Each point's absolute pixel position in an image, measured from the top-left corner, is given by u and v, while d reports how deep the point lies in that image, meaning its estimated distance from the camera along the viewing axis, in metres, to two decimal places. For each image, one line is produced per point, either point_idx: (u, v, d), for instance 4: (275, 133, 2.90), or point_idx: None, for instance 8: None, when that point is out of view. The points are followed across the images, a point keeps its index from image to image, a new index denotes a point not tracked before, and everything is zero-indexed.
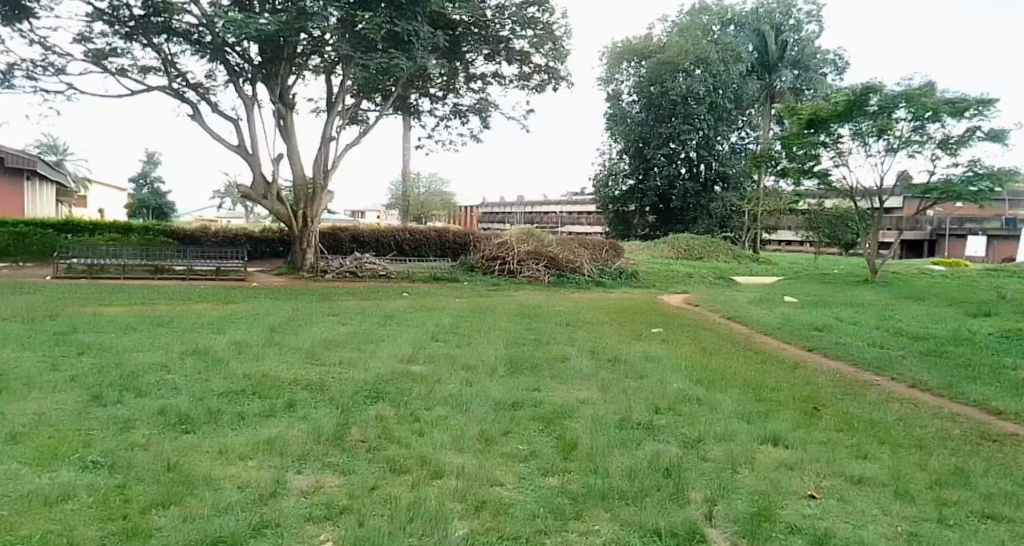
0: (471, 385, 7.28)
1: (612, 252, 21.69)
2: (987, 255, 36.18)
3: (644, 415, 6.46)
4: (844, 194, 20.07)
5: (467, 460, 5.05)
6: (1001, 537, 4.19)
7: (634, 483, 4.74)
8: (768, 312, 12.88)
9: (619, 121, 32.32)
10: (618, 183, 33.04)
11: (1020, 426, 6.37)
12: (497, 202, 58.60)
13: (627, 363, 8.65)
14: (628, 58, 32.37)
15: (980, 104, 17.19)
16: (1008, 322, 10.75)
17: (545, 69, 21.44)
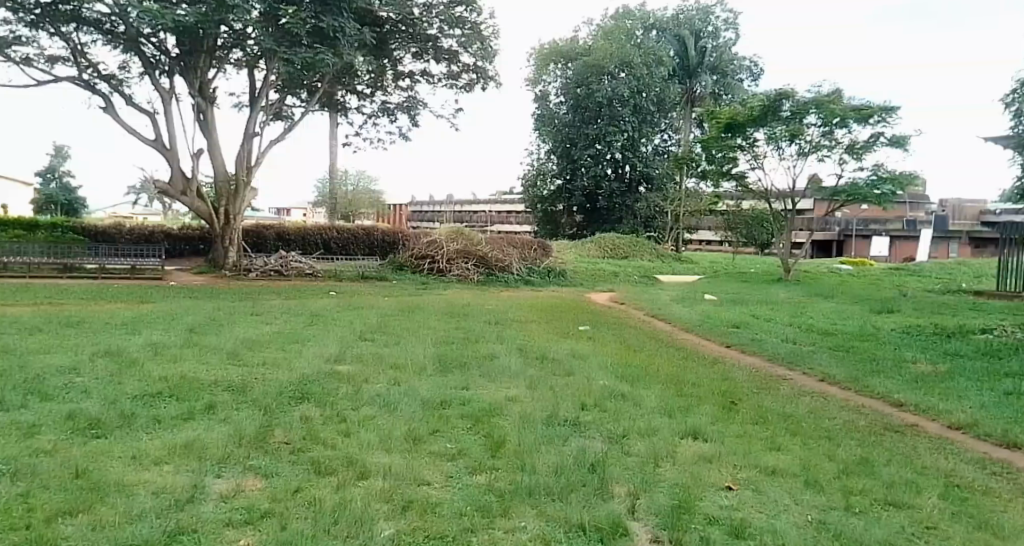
0: (399, 384, 7.26)
1: (540, 251, 21.90)
2: (888, 256, 38.37)
3: (571, 411, 6.59)
4: (759, 196, 20.87)
5: (393, 460, 5.04)
6: (900, 523, 4.46)
7: (560, 479, 4.83)
8: (688, 310, 13.29)
9: (546, 122, 32.70)
10: (545, 183, 33.40)
11: (919, 417, 6.79)
12: (427, 200, 58.28)
13: (554, 361, 8.78)
14: (555, 61, 32.77)
15: (883, 111, 18.18)
16: (909, 319, 11.43)
17: (473, 69, 21.47)
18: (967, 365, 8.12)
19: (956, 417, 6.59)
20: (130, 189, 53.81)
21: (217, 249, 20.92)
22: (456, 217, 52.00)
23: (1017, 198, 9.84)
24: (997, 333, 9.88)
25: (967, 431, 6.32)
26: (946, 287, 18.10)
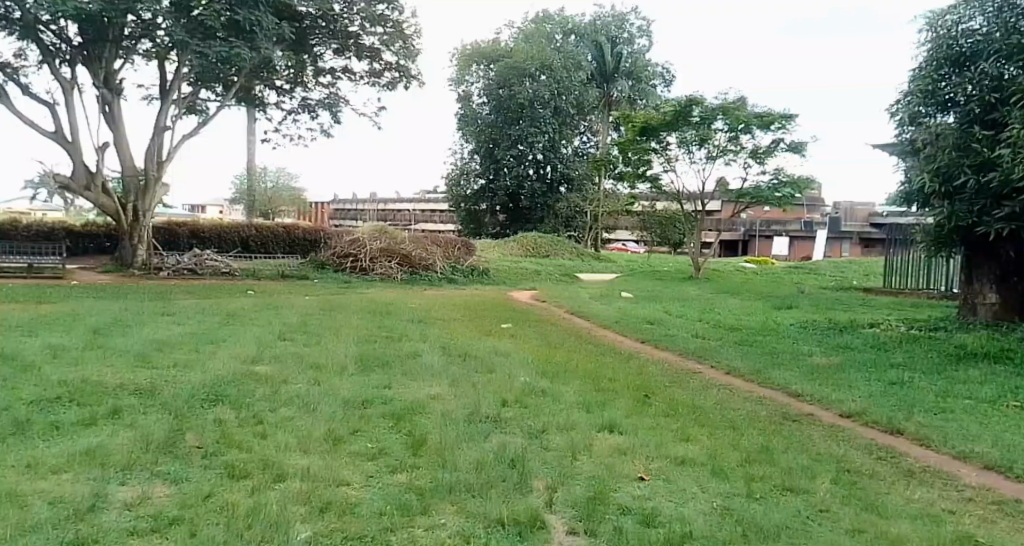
0: (318, 384, 7.20)
1: (464, 250, 21.83)
2: (789, 255, 40.83)
3: (492, 408, 6.70)
4: (671, 197, 21.57)
5: (312, 462, 5.01)
6: (797, 506, 4.76)
7: (480, 476, 4.92)
8: (606, 307, 13.63)
9: (469, 122, 32.73)
10: (468, 183, 33.56)
11: (815, 405, 7.23)
12: (349, 199, 57.50)
13: (476, 358, 8.89)
14: (478, 61, 32.87)
15: (783, 118, 19.07)
16: (808, 314, 12.11)
17: (396, 67, 21.33)
18: (859, 357, 8.68)
19: (848, 406, 7.04)
20: (27, 184, 50.73)
21: (125, 247, 20.06)
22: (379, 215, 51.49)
23: (901, 201, 10.57)
24: (884, 326, 10.59)
25: (858, 418, 6.77)
26: (841, 284, 19.18)
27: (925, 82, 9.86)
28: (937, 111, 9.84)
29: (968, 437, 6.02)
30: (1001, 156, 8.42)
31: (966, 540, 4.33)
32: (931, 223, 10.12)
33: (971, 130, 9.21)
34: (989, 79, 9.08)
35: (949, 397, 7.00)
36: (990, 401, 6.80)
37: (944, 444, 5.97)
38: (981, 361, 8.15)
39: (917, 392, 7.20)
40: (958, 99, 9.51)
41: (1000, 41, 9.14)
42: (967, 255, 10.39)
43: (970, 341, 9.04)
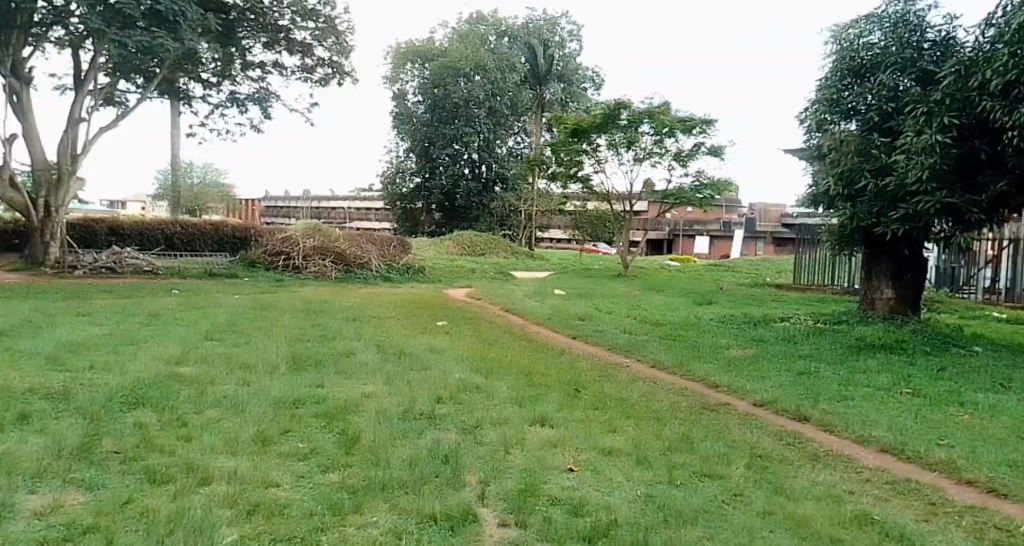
0: (248, 385, 7.21)
1: (399, 247, 21.86)
2: (709, 253, 42.34)
3: (426, 405, 6.84)
4: (601, 197, 22.07)
5: (239, 463, 5.06)
6: (714, 492, 5.07)
7: (414, 473, 5.04)
8: (540, 304, 13.93)
9: (404, 120, 32.66)
10: (404, 181, 33.51)
11: (731, 395, 7.65)
12: (281, 197, 56.35)
13: (412, 355, 9.00)
14: (412, 60, 32.83)
15: (704, 122, 19.96)
16: (728, 309, 12.70)
17: (329, 63, 21.16)
18: (772, 348, 9.21)
19: (760, 395, 7.48)
20: None
21: (36, 246, 19.30)
22: (313, 214, 50.76)
23: (809, 203, 11.20)
24: (794, 320, 11.22)
25: (768, 406, 7.22)
26: (757, 281, 20.07)
27: (830, 92, 10.47)
28: (842, 118, 10.48)
29: (869, 421, 6.48)
30: (897, 163, 9.12)
31: (864, 518, 4.69)
32: (836, 223, 10.75)
33: (871, 137, 9.89)
34: (887, 90, 9.72)
35: (853, 385, 7.50)
36: (889, 388, 7.33)
37: (848, 429, 6.41)
38: (881, 352, 8.76)
39: (825, 381, 7.69)
40: (860, 108, 10.14)
41: (895, 55, 9.77)
42: (866, 255, 11.05)
43: (871, 332, 9.68)
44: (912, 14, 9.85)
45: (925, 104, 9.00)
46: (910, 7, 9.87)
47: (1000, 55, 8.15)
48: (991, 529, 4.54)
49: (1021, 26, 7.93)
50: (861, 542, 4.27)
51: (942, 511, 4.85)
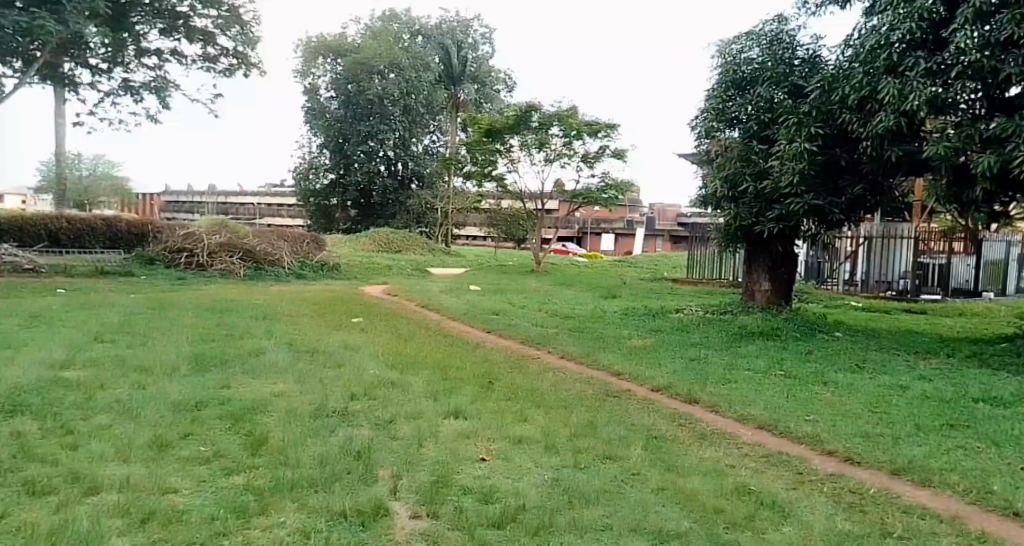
0: (145, 390, 6.97)
1: (313, 244, 21.77)
2: (614, 249, 43.97)
3: (339, 402, 6.80)
4: (515, 196, 22.64)
5: (131, 471, 4.78)
6: (618, 474, 5.23)
7: (325, 470, 4.91)
8: (455, 299, 14.26)
9: (316, 115, 32.56)
10: (318, 177, 33.28)
11: (632, 383, 8.17)
12: (182, 190, 54.43)
13: (324, 354, 9.10)
14: (324, 55, 32.58)
15: (608, 127, 20.74)
16: (631, 303, 13.41)
17: (233, 53, 20.90)
18: (667, 337, 9.90)
19: (658, 381, 8.05)
20: None
21: None
22: (219, 209, 49.42)
23: (699, 204, 12.02)
24: (687, 311, 12.01)
25: (666, 393, 7.75)
26: (657, 275, 21.15)
27: (716, 102, 11.24)
28: (726, 126, 11.27)
29: (749, 401, 7.14)
30: (773, 168, 10.01)
31: (743, 489, 5.04)
32: (722, 223, 11.63)
33: (751, 145, 10.73)
34: (763, 102, 10.56)
35: (736, 370, 8.20)
36: (764, 371, 8.06)
37: (732, 409, 7.03)
38: (761, 339, 9.53)
39: (713, 367, 8.35)
40: (741, 118, 10.95)
41: (771, 70, 10.60)
42: (747, 249, 11.94)
43: (750, 321, 10.54)
44: (785, 34, 10.79)
45: (796, 115, 9.90)
46: (783, 27, 10.81)
47: (856, 73, 9.09)
48: (846, 493, 5.02)
49: (873, 48, 8.93)
50: (741, 512, 4.57)
51: (807, 479, 5.33)
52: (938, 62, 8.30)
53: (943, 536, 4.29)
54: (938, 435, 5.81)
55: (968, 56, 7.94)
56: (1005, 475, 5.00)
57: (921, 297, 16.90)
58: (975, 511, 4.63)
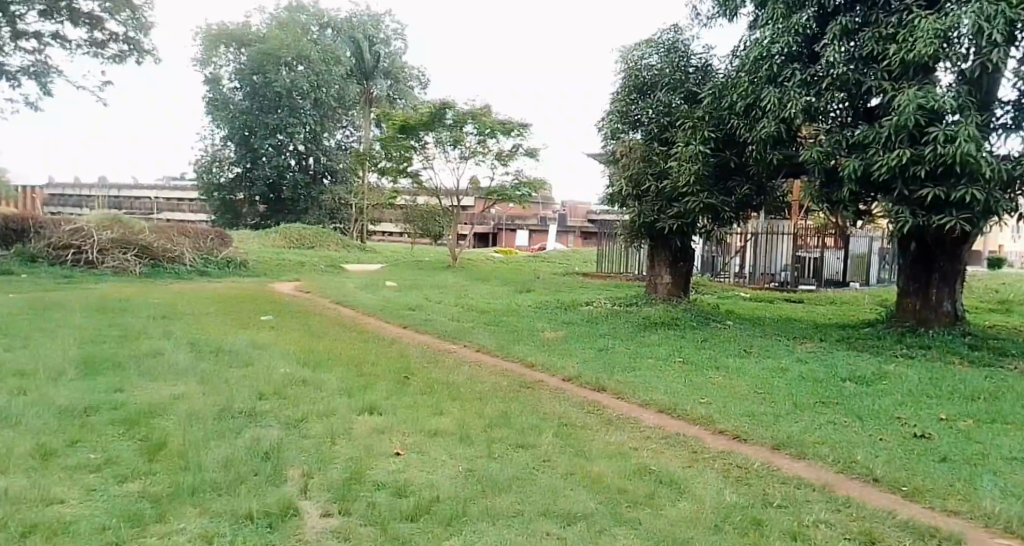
0: (25, 396, 6.40)
1: (218, 240, 21.18)
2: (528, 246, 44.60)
3: (246, 402, 6.47)
4: (431, 193, 22.80)
5: (11, 482, 4.41)
6: (529, 461, 5.33)
7: (230, 472, 4.71)
8: (371, 296, 14.30)
9: (219, 106, 31.55)
10: (222, 170, 32.20)
11: (545, 373, 8.43)
12: (71, 184, 51.81)
13: (230, 352, 8.82)
14: (226, 43, 31.45)
15: (521, 126, 21.20)
16: (543, 297, 13.80)
17: (123, 39, 20.13)
18: (578, 330, 10.29)
19: (568, 371, 8.33)
20: None
21: None
22: (111, 204, 47.12)
23: (607, 201, 12.55)
24: (597, 304, 12.49)
25: (578, 382, 8.00)
26: (568, 270, 21.75)
27: (621, 105, 11.79)
28: (630, 128, 11.83)
29: (650, 387, 7.58)
30: (672, 168, 10.65)
31: (645, 469, 5.28)
32: (629, 219, 12.22)
33: (653, 147, 11.31)
34: (662, 106, 11.16)
35: (640, 357, 8.74)
36: (666, 358, 8.61)
37: (636, 395, 7.38)
38: (661, 329, 10.12)
39: (621, 356, 8.84)
40: (644, 120, 11.52)
41: (669, 76, 11.23)
42: (649, 244, 12.55)
43: (654, 312, 11.10)
44: (681, 43, 11.40)
45: (691, 119, 10.57)
46: (679, 36, 11.43)
47: (742, 82, 9.80)
48: (736, 468, 5.38)
49: (756, 59, 9.63)
50: (641, 490, 4.80)
51: (702, 456, 5.68)
52: (812, 74, 9.13)
53: (816, 502, 4.65)
54: (814, 412, 6.41)
55: (836, 69, 8.80)
56: (866, 445, 5.54)
57: (801, 287, 18.14)
58: (848, 479, 5.03)
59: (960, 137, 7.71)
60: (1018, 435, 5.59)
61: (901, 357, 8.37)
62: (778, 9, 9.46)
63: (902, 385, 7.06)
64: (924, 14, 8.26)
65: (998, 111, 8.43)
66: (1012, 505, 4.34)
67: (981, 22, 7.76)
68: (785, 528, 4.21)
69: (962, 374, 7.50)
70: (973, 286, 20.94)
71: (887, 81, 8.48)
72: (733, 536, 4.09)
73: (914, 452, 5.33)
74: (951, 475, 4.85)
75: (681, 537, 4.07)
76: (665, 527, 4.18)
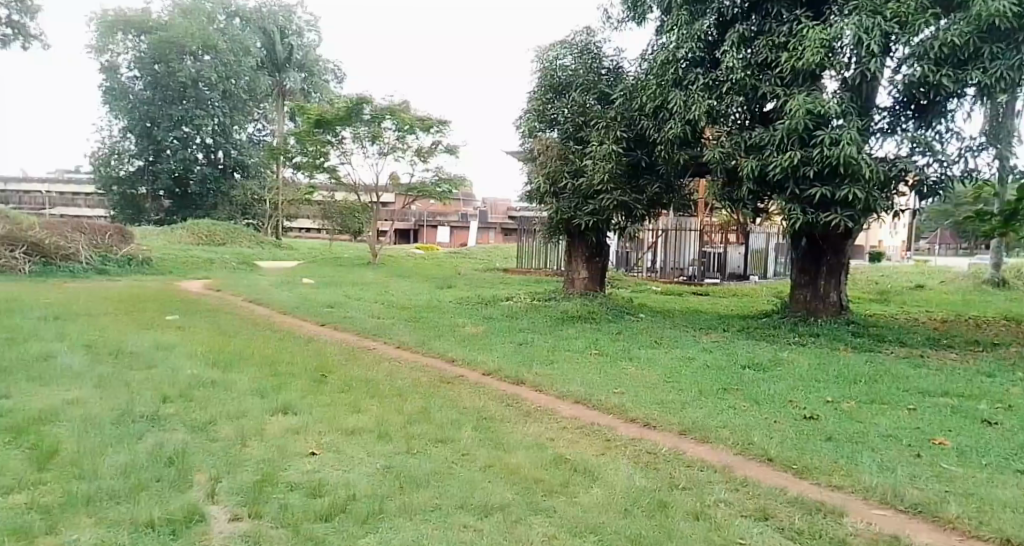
0: None
1: (118, 236, 20.22)
2: (449, 242, 44.58)
3: (149, 406, 6.32)
4: (348, 188, 22.52)
5: None
6: (447, 456, 5.42)
7: (129, 479, 4.62)
8: (286, 293, 14.11)
9: (117, 96, 30.06)
10: (121, 163, 30.76)
11: (466, 369, 8.51)
12: None
13: (131, 353, 8.54)
14: (123, 30, 29.81)
15: (440, 123, 21.31)
16: (462, 292, 13.93)
17: (6, 23, 19.07)
18: (496, 325, 10.45)
19: (488, 366, 8.46)
20: None
21: None
22: None
23: (526, 199, 12.78)
24: (517, 299, 12.69)
25: (497, 375, 8.15)
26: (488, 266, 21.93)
27: (537, 104, 12.04)
28: (546, 127, 12.07)
29: (568, 379, 7.78)
30: (587, 166, 10.96)
31: (561, 459, 5.46)
32: (547, 215, 12.48)
33: (568, 145, 11.59)
34: (577, 106, 11.45)
35: (559, 350, 9.00)
36: (583, 351, 8.89)
37: (553, 386, 7.57)
38: (578, 322, 10.42)
39: (539, 350, 9.03)
40: (559, 119, 11.78)
41: (583, 77, 11.54)
42: (567, 240, 12.84)
43: (572, 306, 11.39)
44: (593, 45, 11.74)
45: (605, 119, 10.90)
46: (591, 38, 11.74)
47: (650, 85, 10.18)
48: (645, 453, 5.62)
49: (663, 63, 10.00)
50: (557, 479, 4.98)
51: (615, 444, 5.89)
52: (714, 79, 9.57)
53: (716, 483, 4.93)
54: (717, 399, 6.75)
55: (735, 74, 9.25)
56: (762, 428, 5.89)
57: (706, 281, 18.93)
58: (748, 460, 5.34)
59: (844, 140, 8.28)
60: (894, 414, 6.05)
61: (794, 345, 8.90)
62: (681, 16, 9.85)
63: (795, 371, 7.52)
64: (812, 25, 8.80)
65: (876, 117, 9.09)
66: (886, 479, 4.72)
67: (861, 33, 8.35)
68: (688, 509, 4.45)
69: (847, 359, 8.05)
70: (861, 278, 22.42)
71: (781, 87, 8.99)
72: (641, 519, 4.30)
73: (803, 433, 5.70)
74: (835, 454, 5.23)
75: (591, 522, 4.25)
76: (578, 514, 4.36)
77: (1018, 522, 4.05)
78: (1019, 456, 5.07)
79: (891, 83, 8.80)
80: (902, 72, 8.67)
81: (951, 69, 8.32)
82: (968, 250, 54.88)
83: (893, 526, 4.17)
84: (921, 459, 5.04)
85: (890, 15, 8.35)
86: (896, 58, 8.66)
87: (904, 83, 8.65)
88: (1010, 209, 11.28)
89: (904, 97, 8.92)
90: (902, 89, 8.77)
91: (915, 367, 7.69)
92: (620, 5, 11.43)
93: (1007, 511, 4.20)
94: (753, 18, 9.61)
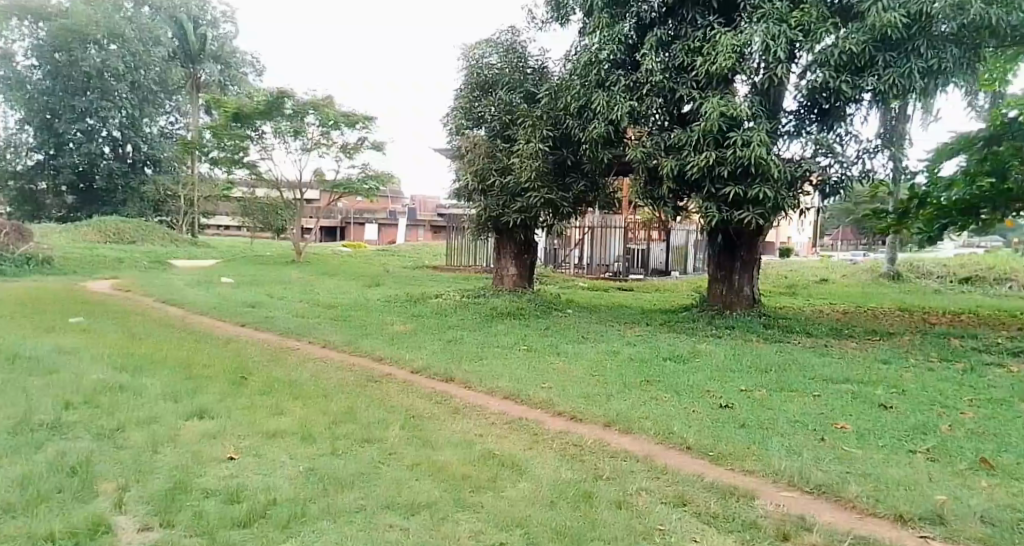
0: None
1: (15, 235, 19.10)
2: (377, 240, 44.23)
3: (51, 413, 6.04)
4: (271, 184, 21.98)
5: None
6: (372, 455, 5.38)
7: (28, 491, 4.42)
8: (202, 293, 13.67)
9: (13, 86, 28.43)
10: (19, 157, 29.38)
11: (393, 367, 8.44)
12: None
13: (32, 358, 8.12)
14: (19, 16, 27.87)
15: (366, 119, 21.04)
16: (388, 291, 13.80)
17: None
18: (423, 323, 10.41)
19: (415, 363, 8.43)
20: None
21: None
22: None
23: (454, 195, 12.76)
24: (444, 296, 12.65)
25: (423, 373, 8.12)
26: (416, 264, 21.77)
27: (464, 102, 12.05)
28: (474, 125, 12.10)
29: (495, 375, 7.82)
30: (513, 164, 11.05)
31: (488, 454, 5.49)
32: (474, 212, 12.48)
33: (496, 142, 11.65)
34: (503, 105, 11.50)
35: (486, 347, 9.03)
36: (510, 347, 8.96)
37: (480, 383, 7.60)
38: (505, 319, 10.49)
39: (466, 347, 9.05)
40: (486, 117, 11.81)
41: (508, 76, 11.62)
42: (496, 236, 12.87)
43: (499, 303, 11.45)
44: (518, 45, 11.83)
45: (530, 118, 11.01)
46: (516, 38, 11.83)
47: (574, 85, 10.33)
48: (571, 446, 5.71)
49: (586, 65, 10.12)
50: (483, 475, 5.01)
51: (541, 438, 5.96)
52: (634, 80, 9.78)
53: (637, 472, 5.06)
54: (638, 391, 6.91)
55: (654, 76, 9.49)
56: (681, 418, 6.07)
57: (630, 277, 19.36)
58: (667, 450, 5.49)
59: (754, 142, 8.64)
60: (802, 402, 6.32)
61: (710, 337, 9.18)
62: (603, 18, 10.01)
63: (710, 362, 7.78)
64: (723, 31, 9.12)
65: (784, 119, 9.48)
66: (793, 462, 4.94)
67: (768, 40, 8.70)
68: (609, 499, 4.55)
69: (759, 350, 8.37)
70: (772, 273, 23.33)
71: (696, 90, 9.29)
72: (566, 511, 4.38)
73: (719, 421, 5.91)
74: (747, 440, 5.44)
75: (516, 515, 4.30)
76: (504, 509, 4.40)
77: (911, 500, 4.31)
78: (915, 437, 5.39)
79: (797, 88, 9.19)
80: (806, 78, 9.06)
81: (850, 75, 8.75)
82: (870, 245, 58.16)
83: (799, 508, 4.35)
84: (825, 444, 5.29)
85: (795, 24, 8.74)
86: (800, 65, 9.05)
87: (808, 89, 9.06)
88: (903, 208, 12.11)
89: (808, 102, 9.35)
90: (806, 94, 9.19)
91: (821, 356, 8.07)
92: (544, 6, 11.54)
93: (901, 489, 4.46)
94: (669, 23, 9.88)
